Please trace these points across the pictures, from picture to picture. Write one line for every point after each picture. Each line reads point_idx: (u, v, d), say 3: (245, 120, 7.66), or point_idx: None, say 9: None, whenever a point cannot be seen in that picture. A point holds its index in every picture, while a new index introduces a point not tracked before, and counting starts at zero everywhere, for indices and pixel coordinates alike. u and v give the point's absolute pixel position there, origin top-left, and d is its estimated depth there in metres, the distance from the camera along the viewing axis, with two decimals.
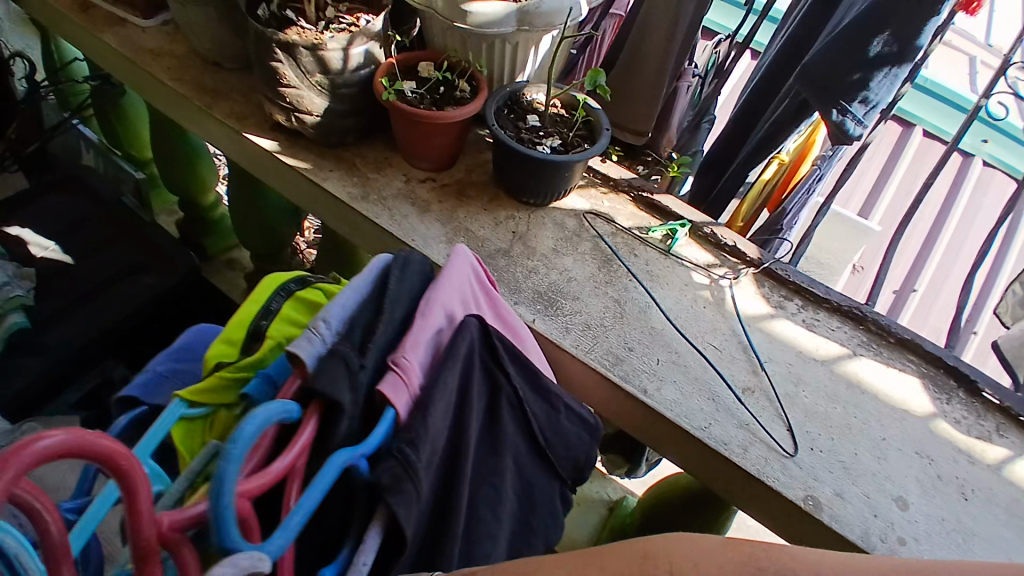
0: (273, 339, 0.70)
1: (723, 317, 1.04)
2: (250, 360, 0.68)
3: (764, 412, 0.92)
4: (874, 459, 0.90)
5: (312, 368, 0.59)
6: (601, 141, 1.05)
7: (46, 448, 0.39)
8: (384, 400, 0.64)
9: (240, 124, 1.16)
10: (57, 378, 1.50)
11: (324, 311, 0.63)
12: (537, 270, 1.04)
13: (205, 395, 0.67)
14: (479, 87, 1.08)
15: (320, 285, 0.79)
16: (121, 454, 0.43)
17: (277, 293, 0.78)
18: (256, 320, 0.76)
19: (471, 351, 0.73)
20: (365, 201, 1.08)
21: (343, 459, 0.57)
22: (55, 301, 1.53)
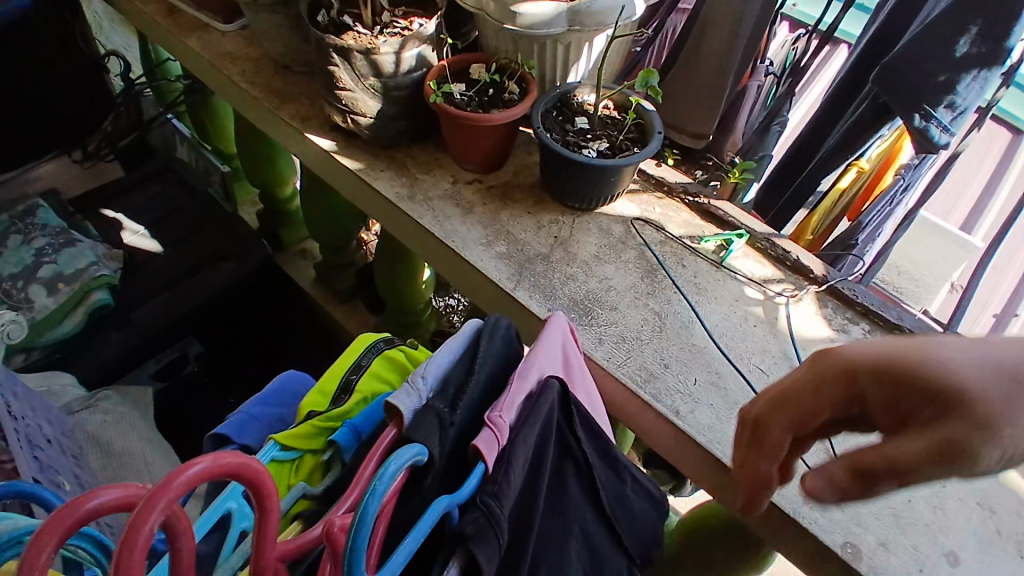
0: (361, 395, 0.90)
1: (774, 337, 0.96)
2: (337, 412, 0.88)
3: (809, 448, 0.87)
4: (929, 509, 0.84)
5: (408, 419, 0.72)
6: (651, 144, 1.00)
7: (195, 472, 0.46)
8: (477, 454, 0.72)
9: (302, 124, 1.22)
10: (142, 352, 1.67)
11: (423, 369, 0.78)
12: (575, 277, 1.02)
13: (297, 440, 0.85)
14: (528, 88, 1.06)
15: (402, 350, 1.01)
16: (264, 477, 0.51)
17: (366, 353, 0.99)
18: (346, 377, 0.95)
19: (551, 411, 0.80)
20: (411, 201, 1.09)
21: (444, 506, 0.66)
22: (138, 286, 1.71)
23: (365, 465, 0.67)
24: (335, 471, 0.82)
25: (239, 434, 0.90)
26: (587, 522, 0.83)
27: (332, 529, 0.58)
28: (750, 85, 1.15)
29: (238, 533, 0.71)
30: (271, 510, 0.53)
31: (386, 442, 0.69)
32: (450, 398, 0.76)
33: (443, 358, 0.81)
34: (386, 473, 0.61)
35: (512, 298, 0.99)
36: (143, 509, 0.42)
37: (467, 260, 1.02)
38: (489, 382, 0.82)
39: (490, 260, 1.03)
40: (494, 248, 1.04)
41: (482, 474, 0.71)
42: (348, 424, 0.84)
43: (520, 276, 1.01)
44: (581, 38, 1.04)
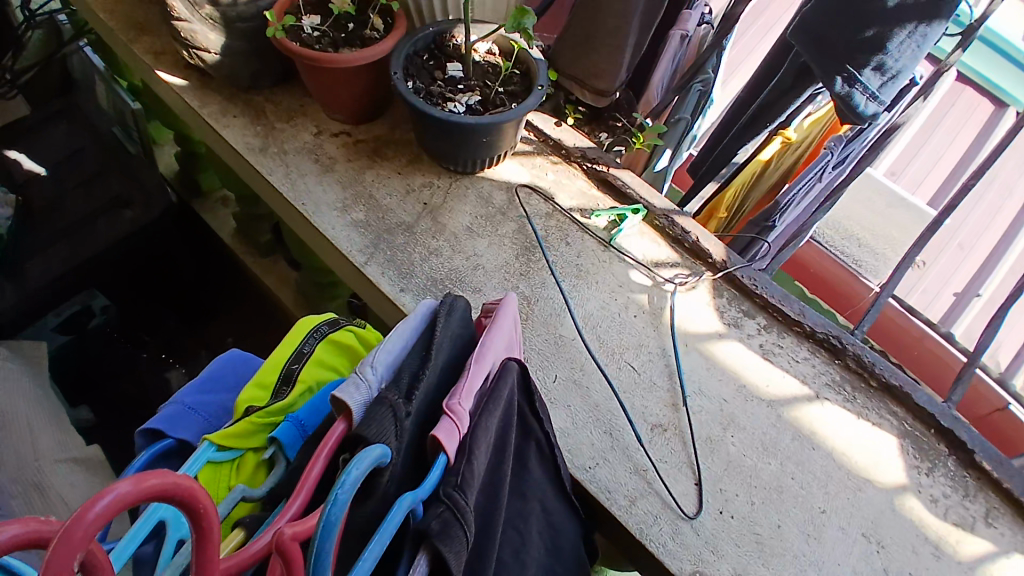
0: (307, 385, 0.64)
1: (654, 331, 0.84)
2: (280, 404, 0.62)
3: (671, 458, 0.75)
4: (802, 538, 0.71)
5: (358, 418, 0.52)
6: (529, 100, 0.83)
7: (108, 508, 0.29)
8: (434, 444, 0.54)
9: (173, 73, 1.04)
10: (36, 306, 1.26)
11: (372, 356, 0.56)
12: (439, 251, 0.89)
13: (235, 438, 0.59)
14: (394, 24, 0.89)
15: (352, 329, 0.72)
16: (201, 494, 0.33)
17: (309, 335, 0.69)
18: (287, 364, 0.67)
19: (511, 398, 0.63)
20: (263, 153, 0.96)
21: (408, 503, 0.49)
22: (37, 233, 1.25)
23: (312, 464, 0.49)
24: (280, 473, 0.58)
25: (174, 428, 0.62)
26: (548, 501, 0.67)
27: (280, 542, 0.41)
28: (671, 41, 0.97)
29: (173, 546, 0.48)
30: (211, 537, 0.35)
31: (336, 438, 0.50)
32: (406, 387, 0.56)
33: (398, 342, 0.59)
34: (349, 477, 0.44)
35: (361, 275, 0.86)
36: (58, 554, 0.28)
37: (316, 227, 0.89)
38: (451, 360, 0.62)
39: (342, 229, 0.90)
40: (349, 214, 0.91)
41: (445, 465, 0.53)
42: (289, 417, 0.60)
43: (375, 250, 0.88)
44: None
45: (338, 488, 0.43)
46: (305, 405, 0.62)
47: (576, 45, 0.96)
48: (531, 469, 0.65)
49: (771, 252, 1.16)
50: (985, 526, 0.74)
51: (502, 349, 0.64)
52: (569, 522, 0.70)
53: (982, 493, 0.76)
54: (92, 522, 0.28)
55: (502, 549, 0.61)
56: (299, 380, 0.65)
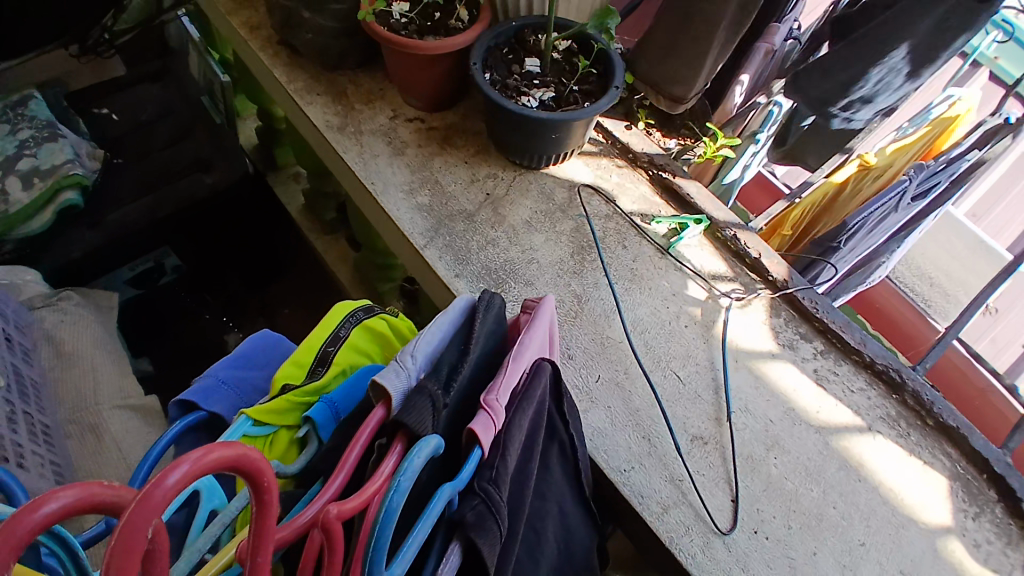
0: (341, 368, 0.67)
1: (704, 344, 0.84)
2: (313, 385, 0.65)
3: (708, 472, 0.74)
4: (838, 569, 0.69)
5: (398, 405, 0.54)
6: (602, 101, 0.84)
7: (181, 478, 0.31)
8: (471, 437, 0.55)
9: (266, 51, 1.10)
10: (113, 258, 1.32)
11: (413, 346, 0.59)
12: (496, 242, 0.90)
13: (271, 415, 0.61)
14: (478, 16, 0.91)
15: (385, 316, 0.75)
16: (265, 471, 0.36)
17: (345, 321, 0.72)
18: (324, 346, 0.68)
19: (544, 399, 0.64)
20: (341, 132, 1.01)
21: (448, 493, 0.52)
22: (119, 189, 1.34)
23: (350, 450, 0.52)
24: (313, 451, 0.61)
25: (207, 400, 0.66)
26: (568, 503, 0.68)
27: (326, 520, 0.43)
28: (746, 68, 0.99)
29: (205, 514, 0.54)
30: (268, 511, 0.37)
31: (376, 424, 0.53)
32: (445, 379, 0.59)
33: (434, 335, 0.61)
34: (411, 465, 0.48)
35: (420, 256, 0.89)
36: (138, 515, 0.29)
37: (382, 207, 0.93)
38: (486, 355, 0.65)
39: (407, 211, 0.93)
40: (415, 197, 0.94)
41: (479, 458, 0.56)
42: (324, 399, 0.62)
43: (435, 234, 0.91)
44: None
45: (402, 476, 0.48)
46: (339, 388, 0.64)
47: (661, 50, 0.95)
48: (554, 470, 0.66)
49: (836, 278, 1.15)
50: None
51: (537, 350, 0.66)
52: (583, 528, 0.71)
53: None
54: (170, 487, 0.30)
55: (521, 547, 0.62)
56: (334, 363, 0.68)
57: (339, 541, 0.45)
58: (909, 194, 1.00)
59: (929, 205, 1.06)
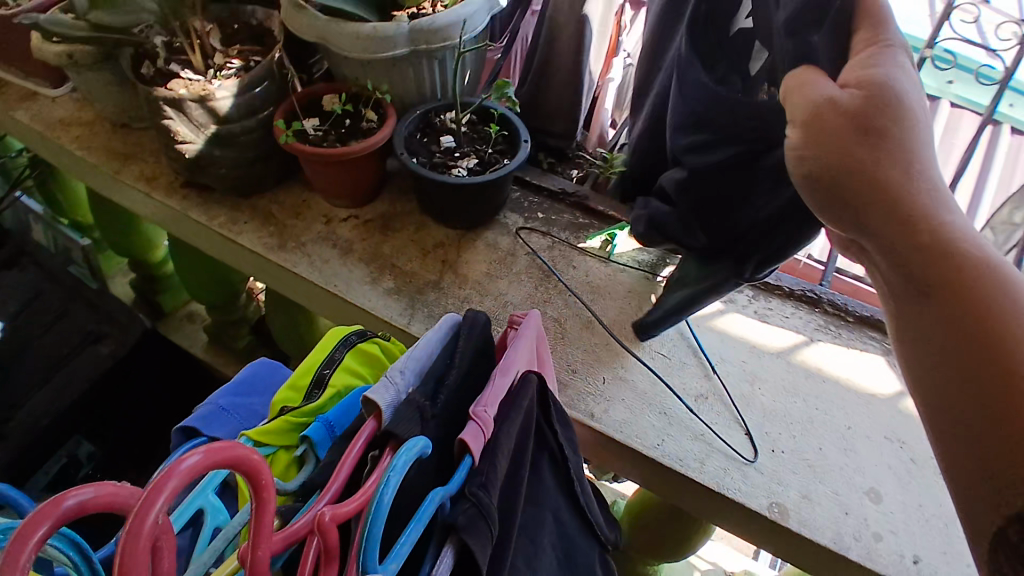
0: (337, 389, 0.71)
1: (669, 320, 0.99)
2: (311, 406, 0.69)
3: (720, 418, 0.88)
4: (841, 452, 0.85)
5: (388, 415, 0.62)
6: (520, 154, 0.97)
7: (188, 468, 0.39)
8: (463, 447, 0.63)
9: (175, 198, 1.11)
10: (23, 466, 1.20)
11: (401, 362, 0.67)
12: (469, 299, 0.99)
13: (271, 435, 0.68)
14: (387, 113, 1.02)
15: (378, 340, 0.79)
16: (262, 470, 0.44)
17: (340, 344, 0.77)
18: (319, 370, 0.74)
19: (531, 409, 0.72)
20: (283, 250, 1.04)
21: (439, 497, 0.58)
22: (13, 389, 1.22)
23: (346, 458, 0.58)
24: (310, 469, 0.65)
25: (210, 427, 0.70)
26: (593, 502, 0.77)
27: (323, 523, 0.50)
28: (607, 80, 1.19)
29: (211, 531, 0.59)
30: (261, 509, 0.45)
31: (368, 436, 0.59)
32: (431, 390, 0.68)
33: (422, 351, 0.70)
34: (400, 465, 0.55)
35: (409, 334, 0.95)
36: (145, 498, 0.37)
37: (354, 303, 0.97)
38: (475, 368, 0.73)
39: (380, 298, 0.98)
40: (380, 284, 1.00)
41: (470, 466, 0.63)
42: (320, 418, 0.67)
43: (414, 311, 0.97)
44: (429, 54, 0.98)
45: (390, 474, 0.54)
46: (335, 407, 0.68)
47: (545, 96, 1.14)
48: (545, 476, 0.74)
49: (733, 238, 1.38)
50: None
51: (523, 363, 0.75)
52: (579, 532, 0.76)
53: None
54: (176, 477, 0.38)
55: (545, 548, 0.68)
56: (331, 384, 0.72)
57: (332, 544, 0.51)
58: None
59: None
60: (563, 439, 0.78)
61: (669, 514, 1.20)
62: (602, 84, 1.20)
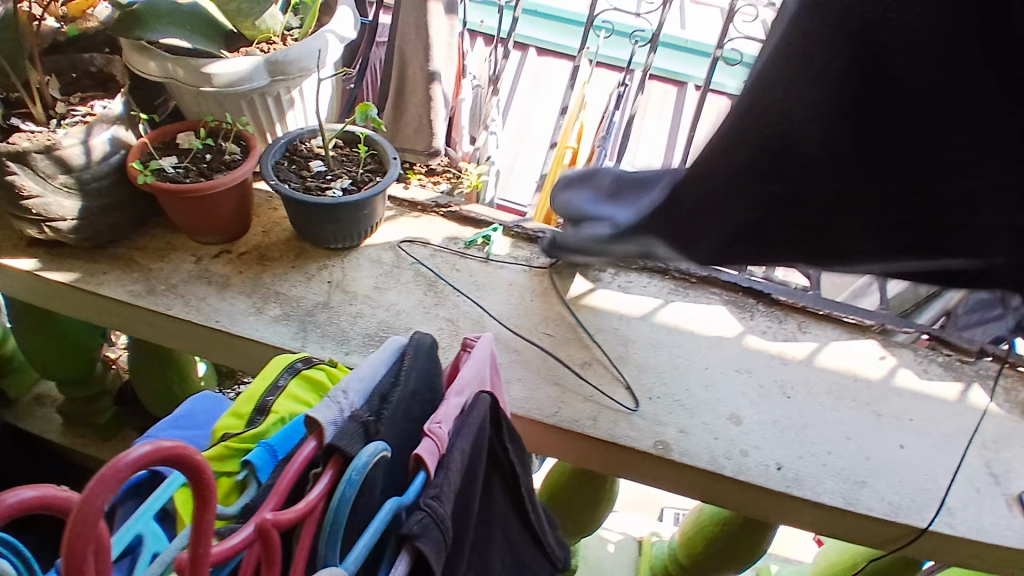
0: (280, 414, 0.69)
1: (549, 305, 1.09)
2: (253, 431, 0.67)
3: (604, 379, 1.00)
4: (704, 389, 1.02)
5: (331, 435, 0.56)
6: (391, 170, 1.01)
7: (138, 459, 0.37)
8: (417, 463, 0.62)
9: (18, 259, 1.02)
10: None
11: (345, 383, 0.63)
12: (362, 313, 1.00)
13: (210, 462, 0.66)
14: (250, 144, 1.01)
15: (323, 366, 0.77)
16: (206, 475, 0.42)
17: (284, 371, 0.75)
18: (262, 397, 0.72)
19: (485, 426, 0.70)
20: (153, 294, 0.99)
21: (393, 505, 0.58)
22: None
23: (285, 471, 0.56)
24: (252, 492, 0.62)
25: None
26: None
27: (265, 525, 0.50)
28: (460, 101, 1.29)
29: (150, 556, 0.56)
30: (202, 511, 0.42)
31: (308, 453, 0.56)
32: (377, 406, 0.64)
33: (369, 370, 0.66)
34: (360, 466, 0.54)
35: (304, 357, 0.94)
36: (95, 490, 0.35)
37: (241, 335, 0.94)
38: (421, 391, 0.69)
39: (267, 327, 0.96)
40: (266, 313, 0.98)
41: (424, 481, 0.62)
42: (262, 443, 0.64)
43: (306, 333, 0.96)
44: (287, 85, 1.01)
45: (352, 471, 0.54)
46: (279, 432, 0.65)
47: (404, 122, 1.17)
48: (499, 497, 0.73)
49: None
50: (804, 333, 1.13)
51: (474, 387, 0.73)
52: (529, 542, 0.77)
53: (791, 316, 1.16)
54: (127, 465, 0.36)
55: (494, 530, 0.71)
56: (273, 411, 0.70)
57: (274, 548, 0.51)
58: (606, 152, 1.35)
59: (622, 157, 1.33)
60: (515, 457, 0.74)
61: (582, 482, 1.30)
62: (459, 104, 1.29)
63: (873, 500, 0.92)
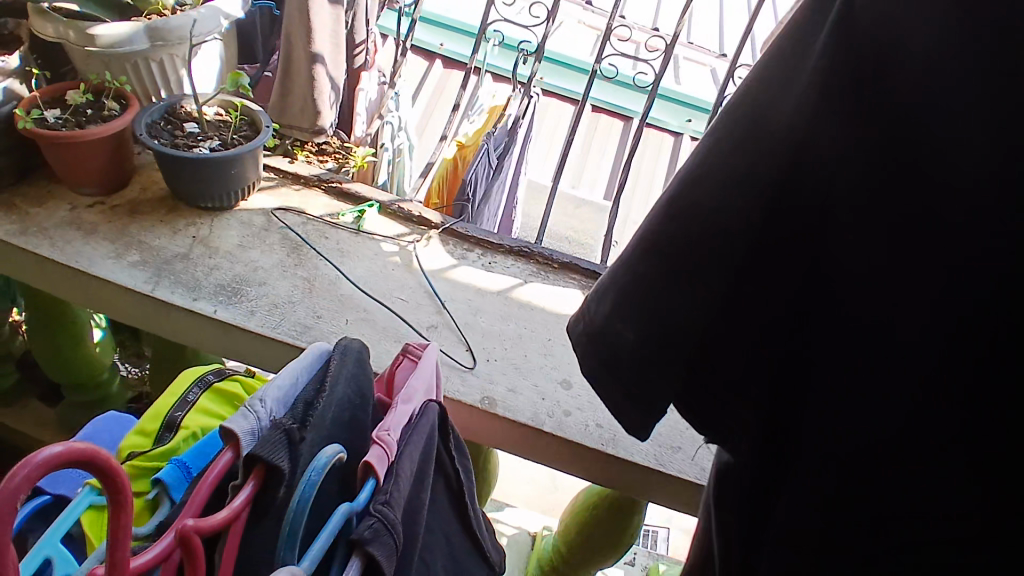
0: (191, 430, 0.69)
1: (410, 274, 1.16)
2: (162, 449, 0.67)
3: (446, 341, 1.07)
4: (541, 356, 1.09)
5: (249, 447, 0.52)
6: (258, 136, 1.09)
7: (48, 460, 0.36)
8: (366, 470, 0.56)
9: None
10: None
11: (263, 391, 0.56)
12: (219, 266, 1.06)
13: None
14: (129, 104, 1.08)
15: (237, 378, 0.77)
16: (122, 474, 0.40)
17: (194, 384, 0.74)
18: (171, 412, 0.71)
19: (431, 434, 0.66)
20: (23, 234, 1.03)
21: (344, 511, 0.52)
22: None
23: (199, 491, 0.50)
24: (166, 510, 0.58)
25: (53, 484, 0.70)
26: None
27: (186, 532, 0.45)
28: (359, 90, 1.40)
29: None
30: (121, 515, 0.41)
31: (221, 467, 0.51)
32: (302, 414, 0.56)
33: (289, 378, 0.59)
34: (312, 479, 0.50)
35: (152, 300, 0.98)
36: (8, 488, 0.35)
37: (96, 276, 0.99)
38: (349, 407, 0.59)
39: (123, 270, 1.01)
40: (125, 258, 1.03)
41: (374, 489, 0.56)
42: (174, 460, 0.60)
43: (159, 279, 1.01)
44: (169, 51, 1.11)
45: (312, 470, 0.50)
46: (190, 449, 0.61)
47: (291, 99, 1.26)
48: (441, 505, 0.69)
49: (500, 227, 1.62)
50: None
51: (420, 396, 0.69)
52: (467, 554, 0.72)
53: None
54: (35, 465, 0.36)
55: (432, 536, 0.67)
56: (183, 427, 0.69)
57: (199, 554, 0.46)
58: (496, 145, 1.41)
59: (503, 150, 1.41)
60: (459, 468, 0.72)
61: None
62: (355, 93, 1.39)
63: (685, 464, 0.97)
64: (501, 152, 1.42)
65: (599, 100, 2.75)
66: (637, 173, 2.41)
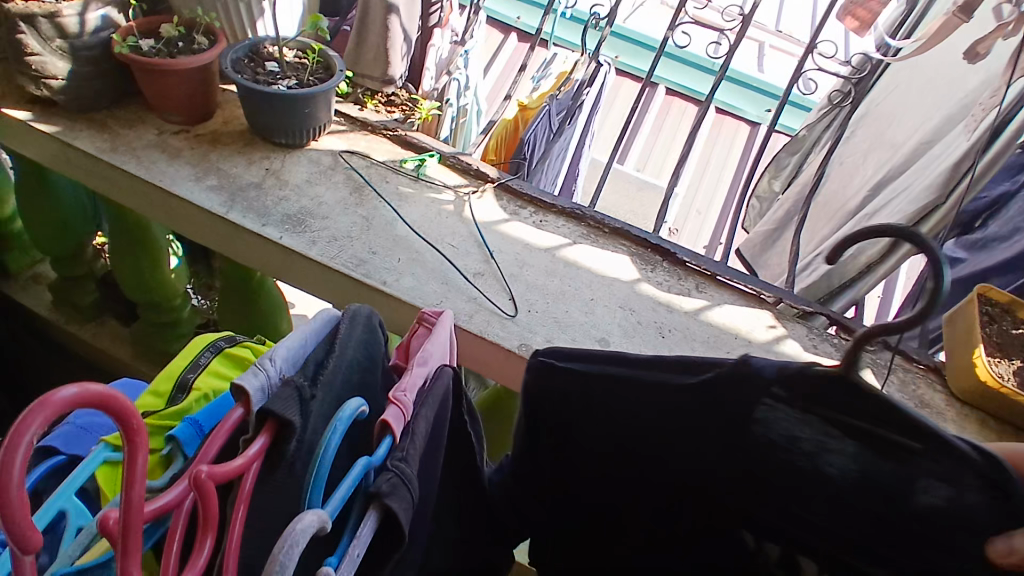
0: (203, 391, 0.72)
1: (461, 223, 1.19)
2: (173, 409, 0.70)
3: (490, 288, 1.10)
4: (582, 314, 1.10)
5: (258, 404, 0.49)
6: (334, 77, 1.15)
7: (66, 398, 0.34)
8: (383, 428, 0.53)
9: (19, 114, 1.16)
10: None
11: (272, 349, 0.53)
12: (286, 198, 1.13)
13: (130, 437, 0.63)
14: (217, 40, 1.16)
15: (248, 345, 0.81)
16: (136, 417, 0.38)
17: (206, 349, 0.78)
18: (183, 375, 0.74)
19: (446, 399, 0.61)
20: (114, 151, 1.13)
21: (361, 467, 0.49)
22: None
23: (208, 445, 0.47)
24: (179, 466, 0.58)
25: (68, 445, 0.71)
26: None
27: (199, 479, 0.42)
28: (429, 46, 1.43)
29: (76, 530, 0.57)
30: (134, 461, 0.38)
31: (232, 422, 0.48)
32: (312, 371, 0.53)
33: (298, 338, 0.56)
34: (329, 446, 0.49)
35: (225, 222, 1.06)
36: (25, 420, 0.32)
37: (177, 195, 1.08)
38: (357, 367, 0.57)
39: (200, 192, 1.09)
40: (204, 182, 1.11)
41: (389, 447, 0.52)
42: (187, 418, 0.60)
43: (232, 203, 1.09)
44: None
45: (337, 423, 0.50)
46: (203, 408, 0.62)
47: (365, 49, 1.31)
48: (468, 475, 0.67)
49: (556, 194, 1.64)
50: (698, 292, 1.20)
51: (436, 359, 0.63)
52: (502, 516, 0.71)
53: (692, 277, 1.22)
54: (58, 400, 0.33)
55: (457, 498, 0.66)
56: (196, 388, 0.73)
57: (212, 503, 0.43)
58: (557, 109, 1.42)
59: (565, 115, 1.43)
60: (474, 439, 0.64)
61: None
62: (426, 49, 1.42)
63: None
64: (560, 116, 1.43)
65: (674, 83, 2.67)
66: (702, 158, 2.36)
